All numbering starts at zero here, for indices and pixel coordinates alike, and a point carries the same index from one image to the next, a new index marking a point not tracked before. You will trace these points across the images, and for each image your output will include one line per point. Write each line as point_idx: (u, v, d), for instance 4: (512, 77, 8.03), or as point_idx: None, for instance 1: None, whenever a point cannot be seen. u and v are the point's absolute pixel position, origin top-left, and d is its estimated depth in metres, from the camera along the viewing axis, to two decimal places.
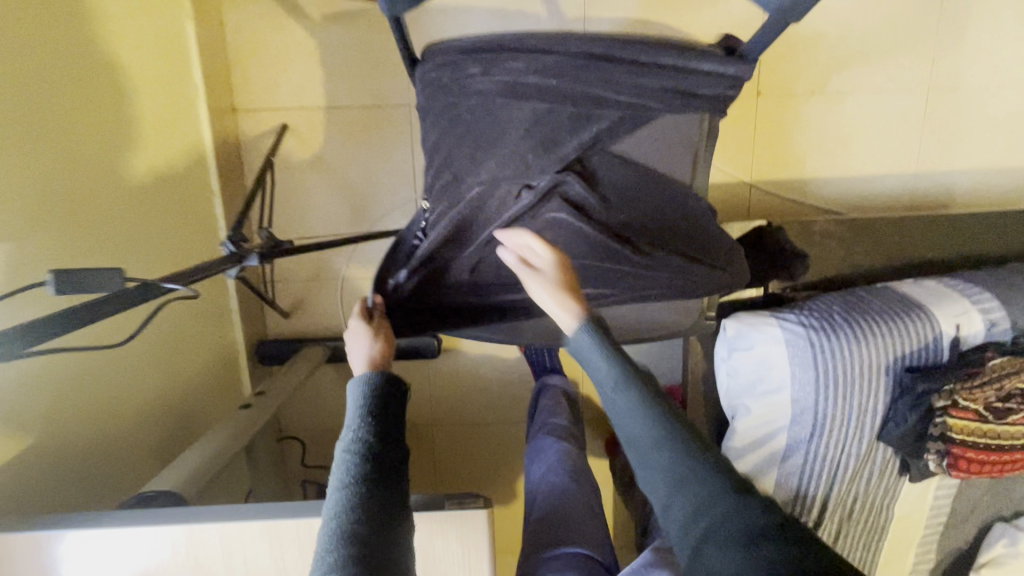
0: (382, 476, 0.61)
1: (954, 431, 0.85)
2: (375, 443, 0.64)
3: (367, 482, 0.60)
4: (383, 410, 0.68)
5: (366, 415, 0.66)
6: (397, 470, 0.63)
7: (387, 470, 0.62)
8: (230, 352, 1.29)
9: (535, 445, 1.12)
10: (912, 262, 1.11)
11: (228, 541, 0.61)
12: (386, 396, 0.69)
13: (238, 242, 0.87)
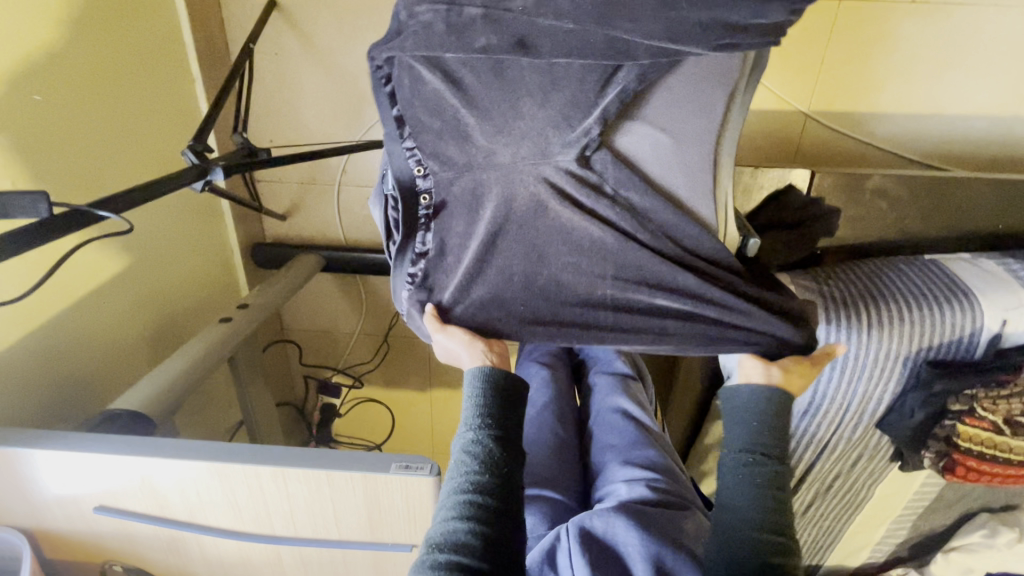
0: (498, 493, 0.58)
1: (961, 437, 0.78)
2: (497, 454, 0.60)
3: (483, 498, 0.57)
4: (507, 420, 0.64)
5: (490, 425, 0.63)
6: (511, 486, 0.60)
7: (503, 488, 0.59)
8: (224, 251, 1.26)
9: (518, 372, 0.95)
10: (977, 233, 0.96)
11: (180, 473, 0.62)
12: (510, 404, 0.65)
13: (200, 151, 0.79)
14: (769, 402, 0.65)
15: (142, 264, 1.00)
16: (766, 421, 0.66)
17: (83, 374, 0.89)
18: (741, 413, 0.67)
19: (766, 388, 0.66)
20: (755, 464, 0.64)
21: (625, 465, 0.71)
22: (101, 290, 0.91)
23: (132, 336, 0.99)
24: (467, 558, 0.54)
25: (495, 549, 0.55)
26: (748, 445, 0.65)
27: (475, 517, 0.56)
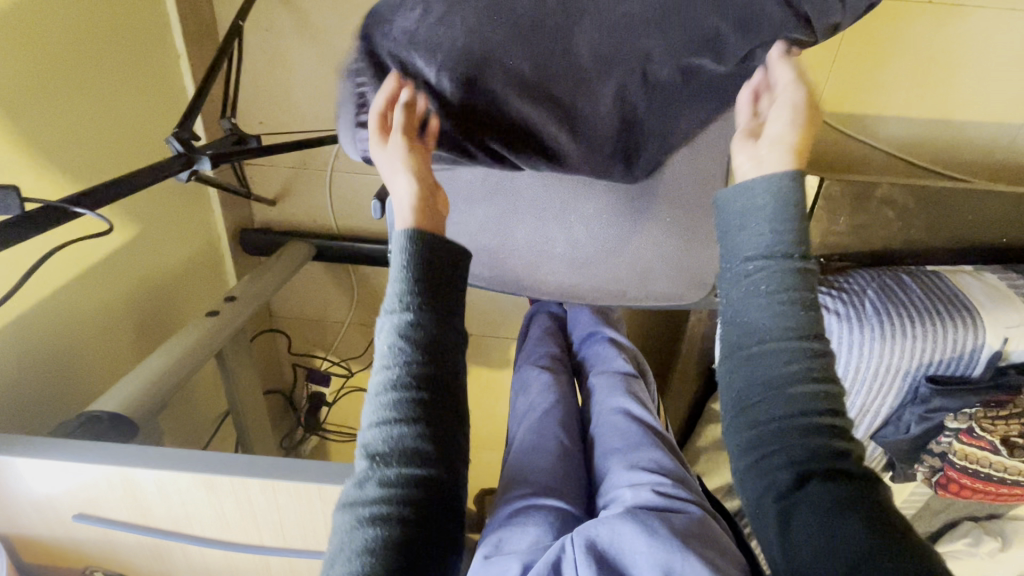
0: (436, 384, 0.51)
1: (957, 455, 0.76)
2: (429, 337, 0.51)
3: (416, 394, 0.50)
4: (441, 290, 0.53)
5: (419, 298, 0.52)
6: (448, 376, 0.52)
7: (438, 381, 0.51)
8: (212, 237, 1.22)
9: (518, 378, 0.93)
10: (982, 245, 0.95)
11: (164, 484, 0.59)
12: (444, 271, 0.54)
13: (187, 138, 0.74)
14: (784, 261, 0.49)
15: (124, 252, 0.96)
16: (792, 293, 0.49)
17: (65, 369, 0.86)
18: (744, 216, 0.51)
19: (777, 263, 0.49)
20: (792, 357, 0.48)
21: (629, 469, 0.69)
22: (82, 281, 0.87)
23: (115, 327, 0.95)
24: (407, 468, 0.48)
25: (440, 452, 0.50)
26: (769, 325, 0.49)
27: (410, 420, 0.49)
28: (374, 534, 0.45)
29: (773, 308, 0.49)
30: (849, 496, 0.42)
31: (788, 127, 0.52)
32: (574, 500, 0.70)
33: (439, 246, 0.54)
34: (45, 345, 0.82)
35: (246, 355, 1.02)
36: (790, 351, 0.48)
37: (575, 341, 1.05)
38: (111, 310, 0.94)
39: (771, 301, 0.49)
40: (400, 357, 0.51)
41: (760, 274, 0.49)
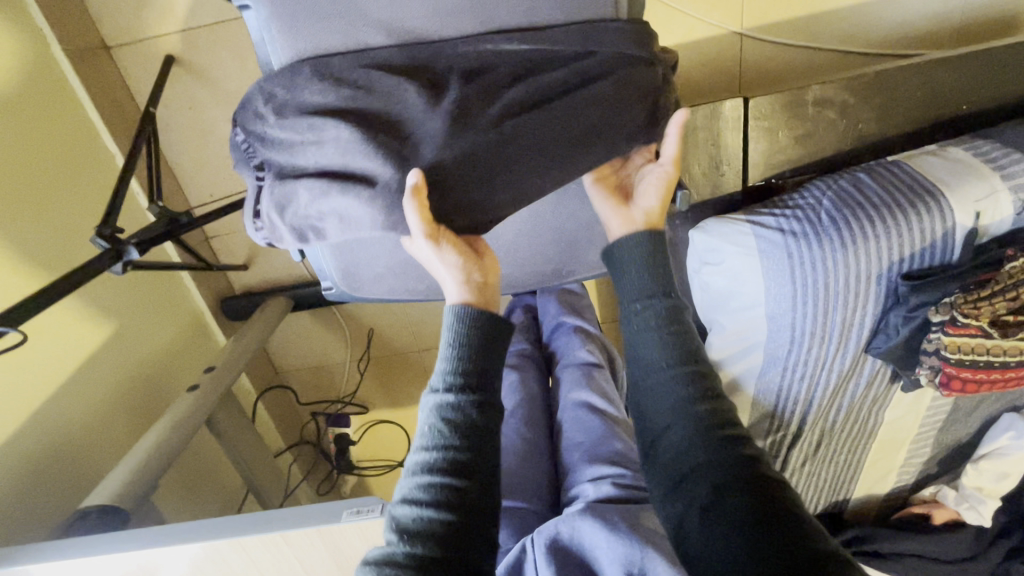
0: (478, 440, 0.54)
1: (949, 350, 0.69)
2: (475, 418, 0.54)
3: (458, 448, 0.53)
4: (485, 361, 0.58)
5: (463, 381, 0.56)
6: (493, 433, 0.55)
7: (478, 438, 0.54)
8: (195, 313, 1.27)
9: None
10: (943, 120, 0.87)
11: (144, 565, 0.62)
12: (489, 348, 0.58)
13: (111, 231, 0.78)
14: (663, 300, 0.62)
15: (108, 347, 1.01)
16: (677, 326, 0.61)
17: (74, 468, 0.93)
18: (626, 267, 0.65)
19: (657, 302, 0.62)
20: (680, 379, 0.58)
21: (592, 464, 0.81)
22: (71, 385, 0.93)
23: (115, 416, 1.01)
24: (440, 516, 0.49)
25: (474, 494, 0.51)
26: (656, 358, 0.60)
27: (451, 469, 0.52)
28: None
29: (667, 341, 0.60)
30: (728, 491, 0.48)
31: (653, 199, 0.67)
32: (539, 497, 0.83)
33: (490, 332, 0.59)
34: (51, 448, 0.89)
35: (241, 420, 1.06)
36: (681, 379, 0.58)
37: (545, 331, 1.15)
38: (107, 403, 1.00)
39: (656, 332, 0.61)
40: (443, 419, 0.54)
41: (647, 308, 0.62)
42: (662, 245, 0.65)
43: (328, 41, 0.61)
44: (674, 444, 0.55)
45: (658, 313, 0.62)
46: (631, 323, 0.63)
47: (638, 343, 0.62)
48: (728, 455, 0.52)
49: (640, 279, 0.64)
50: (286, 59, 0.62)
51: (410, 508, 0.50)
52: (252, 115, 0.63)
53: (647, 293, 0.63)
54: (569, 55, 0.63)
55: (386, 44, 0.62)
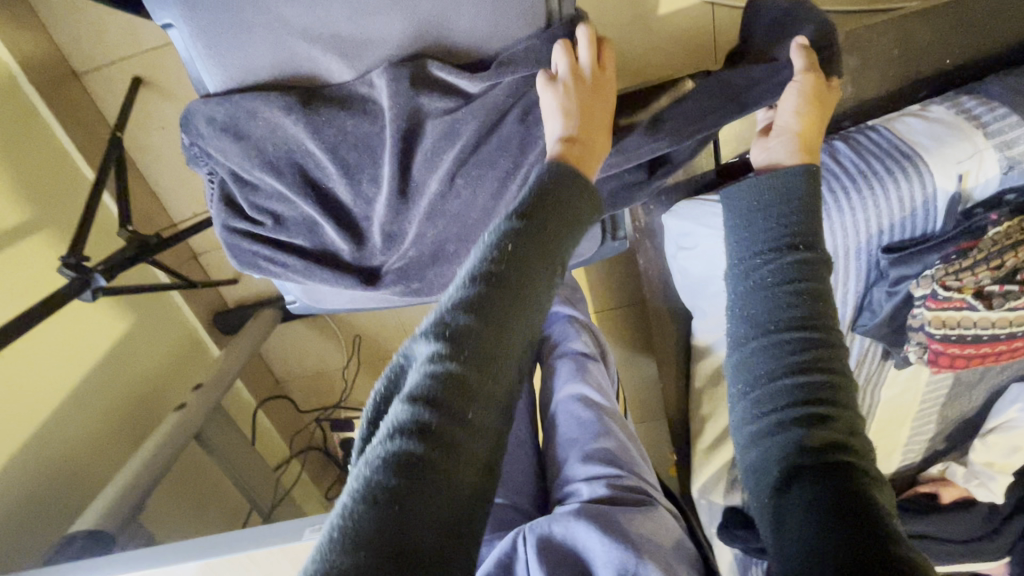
0: (504, 319, 0.40)
1: (933, 326, 0.65)
2: (509, 273, 0.41)
3: (476, 321, 0.39)
4: (540, 226, 0.45)
5: (520, 224, 0.44)
6: (523, 324, 0.42)
7: (502, 308, 0.40)
8: (188, 330, 1.28)
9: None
10: (927, 76, 0.82)
11: None
12: (542, 214, 0.45)
13: (78, 261, 0.79)
14: (785, 252, 0.50)
15: (97, 372, 1.03)
16: (805, 287, 0.49)
17: (71, 491, 0.96)
18: (746, 212, 0.54)
19: (781, 256, 0.50)
20: (782, 344, 0.48)
21: (584, 462, 0.78)
22: (62, 412, 0.95)
23: (111, 437, 1.04)
24: (435, 398, 0.37)
25: (485, 383, 0.39)
26: (762, 317, 0.50)
27: (459, 344, 0.38)
28: (377, 479, 0.34)
29: (781, 299, 0.49)
30: (824, 501, 0.40)
31: (793, 116, 0.58)
32: (522, 495, 0.81)
33: (567, 189, 0.47)
34: (47, 474, 0.92)
35: (232, 434, 1.08)
36: (795, 352, 0.47)
37: (538, 322, 1.12)
38: (102, 425, 1.03)
39: (768, 291, 0.50)
40: (484, 263, 0.42)
41: (768, 262, 0.51)
42: (807, 180, 0.53)
43: (256, 55, 0.60)
44: (769, 434, 0.46)
45: (780, 269, 0.50)
46: (737, 277, 0.53)
47: (745, 300, 0.51)
48: (817, 443, 0.44)
49: (761, 226, 0.53)
50: (220, 77, 0.62)
51: (408, 380, 0.38)
52: (197, 131, 0.65)
53: (770, 245, 0.51)
54: (504, 45, 0.61)
55: (314, 51, 0.60)
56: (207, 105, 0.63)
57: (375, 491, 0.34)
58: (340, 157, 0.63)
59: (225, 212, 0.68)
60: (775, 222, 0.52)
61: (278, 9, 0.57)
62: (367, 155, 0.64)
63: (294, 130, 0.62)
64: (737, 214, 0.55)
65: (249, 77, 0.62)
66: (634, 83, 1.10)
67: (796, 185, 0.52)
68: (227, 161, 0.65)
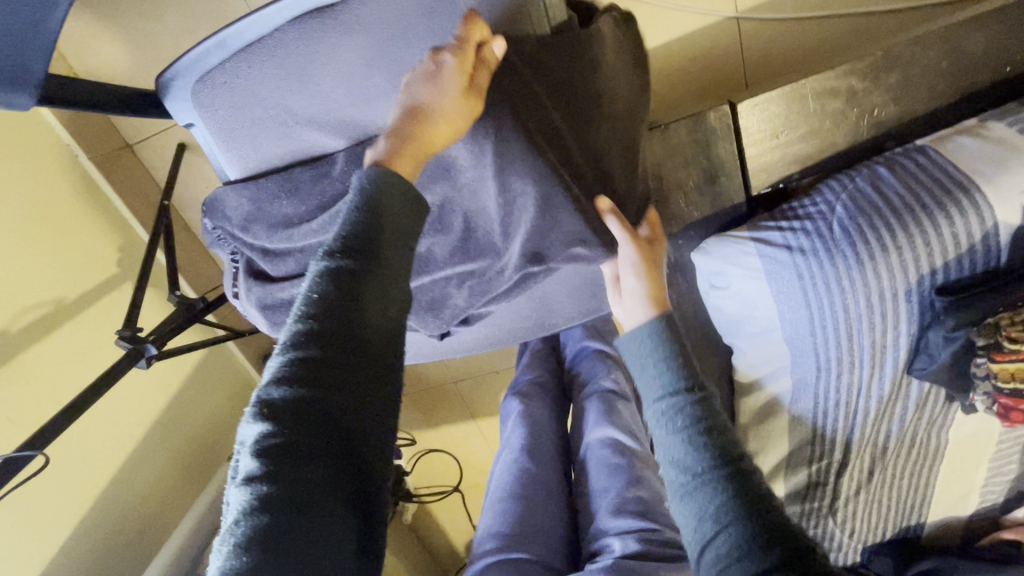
0: (350, 337, 0.39)
1: (999, 379, 0.59)
2: (331, 310, 0.39)
3: (332, 348, 0.38)
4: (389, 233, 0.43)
5: (341, 248, 0.41)
6: (382, 334, 0.41)
7: (351, 325, 0.39)
8: (241, 373, 1.36)
9: (503, 407, 1.01)
10: (984, 88, 0.73)
11: None
12: (390, 227, 0.44)
13: (134, 332, 0.86)
14: (685, 394, 0.57)
15: (160, 423, 1.11)
16: (710, 421, 0.55)
17: (144, 535, 1.04)
18: (645, 364, 0.62)
19: (679, 397, 0.58)
20: (712, 481, 0.50)
21: (616, 516, 0.74)
22: (129, 465, 1.03)
23: (175, 484, 1.12)
24: (287, 442, 0.36)
25: (343, 404, 0.38)
26: (686, 455, 0.54)
27: (305, 375, 0.37)
28: (247, 528, 0.34)
29: (695, 442, 0.54)
30: None
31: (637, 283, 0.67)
32: (554, 549, 0.76)
33: (397, 190, 0.45)
34: (123, 521, 1.00)
35: None
36: (718, 479, 0.50)
37: (568, 357, 1.09)
38: (167, 471, 1.11)
39: (681, 430, 0.55)
40: (303, 311, 0.39)
41: (673, 408, 0.57)
42: (670, 326, 0.63)
43: (266, 146, 0.63)
44: (722, 568, 0.44)
45: (687, 407, 0.56)
46: (655, 425, 0.58)
47: (666, 446, 0.56)
48: (774, 560, 0.42)
49: (659, 374, 0.60)
50: (238, 169, 0.65)
51: (253, 423, 0.37)
52: (223, 215, 0.68)
53: (672, 388, 0.58)
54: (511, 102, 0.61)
55: (320, 136, 0.62)
56: (229, 191, 0.66)
57: (244, 541, 0.33)
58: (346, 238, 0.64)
59: (248, 289, 0.71)
60: (663, 368, 0.60)
61: (285, 102, 0.60)
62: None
63: (307, 209, 0.64)
64: (637, 372, 0.63)
65: (263, 166, 0.64)
66: (658, 108, 1.06)
67: (671, 336, 0.62)
68: (251, 242, 0.68)
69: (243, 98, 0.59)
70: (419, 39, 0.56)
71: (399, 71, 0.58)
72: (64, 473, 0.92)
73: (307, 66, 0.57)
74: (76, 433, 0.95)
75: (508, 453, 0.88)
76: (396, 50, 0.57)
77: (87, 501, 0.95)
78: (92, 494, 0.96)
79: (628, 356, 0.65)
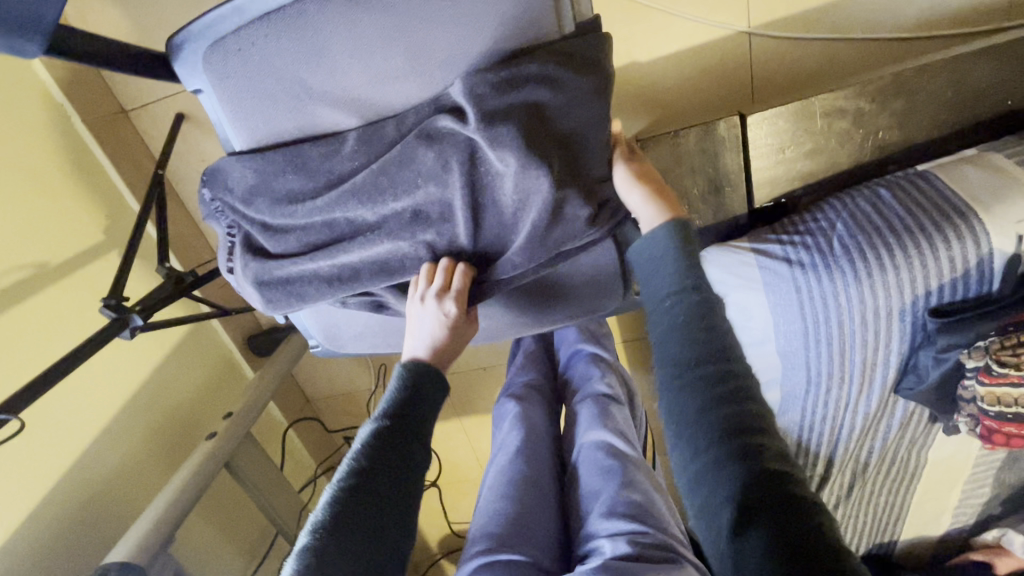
0: (383, 482, 0.53)
1: (986, 402, 0.62)
2: (375, 463, 0.54)
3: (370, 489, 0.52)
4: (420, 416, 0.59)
5: (386, 413, 0.58)
6: (410, 478, 0.55)
7: (386, 476, 0.53)
8: (223, 353, 1.33)
9: (498, 411, 1.02)
10: (980, 122, 0.76)
11: None
12: (425, 405, 0.60)
13: (119, 302, 0.83)
14: (688, 293, 0.50)
15: (137, 398, 1.08)
16: (712, 322, 0.48)
17: (115, 511, 1.01)
18: (655, 265, 0.55)
19: (683, 299, 0.50)
20: (709, 388, 0.45)
21: (608, 518, 0.74)
22: (102, 440, 1.00)
23: (150, 461, 1.09)
24: (325, 546, 0.48)
25: (378, 521, 0.51)
26: (680, 358, 0.48)
27: (347, 504, 0.51)
28: None
29: (694, 339, 0.48)
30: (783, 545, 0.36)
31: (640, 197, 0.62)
32: (545, 549, 0.75)
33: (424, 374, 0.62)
34: (94, 495, 0.98)
35: (261, 460, 1.11)
36: (715, 386, 0.45)
37: (561, 360, 1.10)
38: (143, 446, 1.08)
39: (682, 330, 0.49)
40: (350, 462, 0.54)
41: (675, 306, 0.50)
42: (682, 230, 0.55)
43: (275, 118, 0.61)
44: (704, 482, 0.42)
45: (691, 309, 0.49)
46: (654, 320, 0.52)
47: (661, 339, 0.50)
48: (757, 482, 0.40)
49: (665, 274, 0.53)
50: (244, 139, 0.63)
51: (303, 536, 0.50)
52: (223, 186, 0.66)
53: (677, 286, 0.51)
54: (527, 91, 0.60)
55: (331, 111, 0.61)
56: (232, 161, 0.64)
57: None
58: (352, 220, 0.63)
59: (244, 265, 0.68)
60: (667, 274, 0.53)
61: (298, 74, 0.58)
62: (375, 205, 0.61)
63: (315, 186, 0.62)
64: (643, 266, 0.56)
65: (272, 138, 0.63)
66: (664, 116, 1.06)
67: (688, 241, 0.55)
68: (250, 215, 0.66)
69: (255, 67, 0.58)
70: (441, 22, 0.56)
71: (419, 52, 0.57)
72: (35, 443, 0.89)
73: (325, 39, 0.56)
74: (51, 402, 0.92)
75: (503, 457, 0.89)
76: (418, 30, 0.56)
77: (57, 473, 0.92)
78: (63, 466, 0.93)
79: (635, 251, 0.57)
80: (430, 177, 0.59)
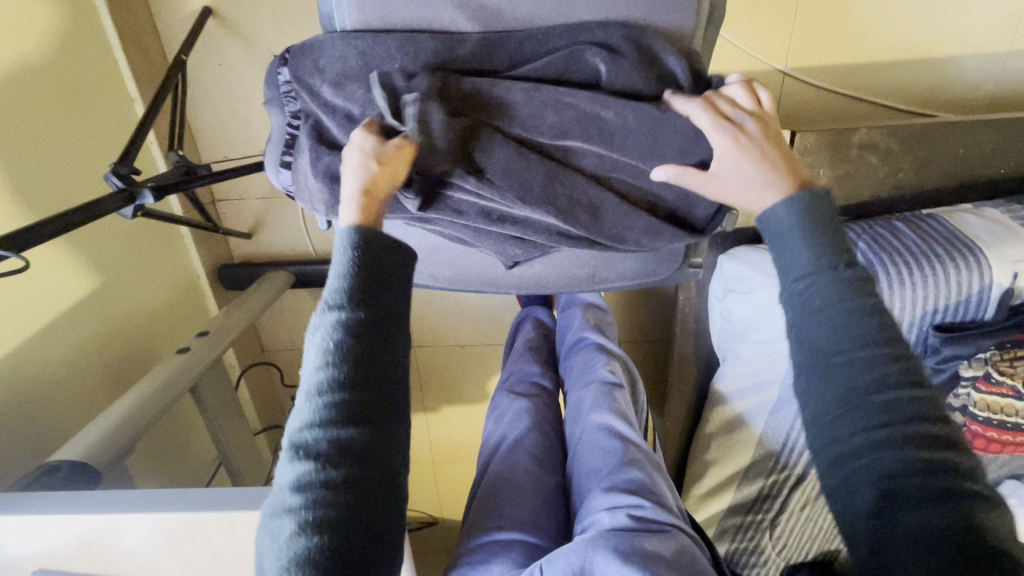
0: (366, 414, 0.47)
1: (978, 407, 0.71)
2: (351, 394, 0.47)
3: (363, 406, 0.47)
4: (381, 290, 0.50)
5: (347, 299, 0.48)
6: (389, 395, 0.49)
7: (370, 405, 0.48)
8: (191, 275, 1.21)
9: (496, 398, 1.01)
10: (975, 184, 0.88)
11: (132, 527, 0.60)
12: (387, 274, 0.50)
13: (128, 176, 0.74)
14: (834, 274, 0.45)
15: (95, 297, 0.96)
16: (862, 301, 0.44)
17: (44, 420, 0.88)
18: (781, 240, 0.48)
19: (825, 277, 0.45)
20: (872, 365, 0.42)
21: (608, 492, 0.73)
22: (48, 334, 0.87)
23: (94, 371, 0.96)
24: (323, 506, 0.45)
25: (371, 458, 0.47)
26: (837, 337, 0.43)
27: (335, 454, 0.46)
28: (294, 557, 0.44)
29: (849, 319, 0.44)
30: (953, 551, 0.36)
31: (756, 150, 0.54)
32: (545, 523, 0.75)
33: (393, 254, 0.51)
34: (26, 395, 0.84)
35: (226, 391, 1.01)
36: (878, 360, 0.42)
37: (566, 345, 1.11)
38: (90, 352, 0.96)
39: (836, 309, 0.44)
40: (325, 390, 0.47)
41: (814, 289, 0.45)
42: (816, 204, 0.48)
43: (395, 8, 0.60)
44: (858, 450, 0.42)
45: (836, 285, 0.44)
46: (793, 293, 0.47)
47: (795, 318, 0.46)
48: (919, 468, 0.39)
49: (817, 241, 0.46)
50: (351, 21, 0.60)
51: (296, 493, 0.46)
52: (311, 66, 0.61)
53: (825, 261, 0.45)
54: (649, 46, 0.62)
55: (454, 15, 0.60)
56: (334, 42, 0.60)
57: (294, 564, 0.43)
58: None
59: (309, 160, 0.63)
60: (795, 248, 0.47)
61: None
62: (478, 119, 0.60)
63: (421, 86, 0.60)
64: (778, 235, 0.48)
65: (384, 25, 0.60)
66: None
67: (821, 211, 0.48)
68: (333, 98, 0.61)
69: None
70: None
71: None
72: None
73: None
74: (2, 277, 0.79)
75: (503, 440, 0.89)
76: None
77: None
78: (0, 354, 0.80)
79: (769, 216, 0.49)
80: (554, 100, 0.58)
